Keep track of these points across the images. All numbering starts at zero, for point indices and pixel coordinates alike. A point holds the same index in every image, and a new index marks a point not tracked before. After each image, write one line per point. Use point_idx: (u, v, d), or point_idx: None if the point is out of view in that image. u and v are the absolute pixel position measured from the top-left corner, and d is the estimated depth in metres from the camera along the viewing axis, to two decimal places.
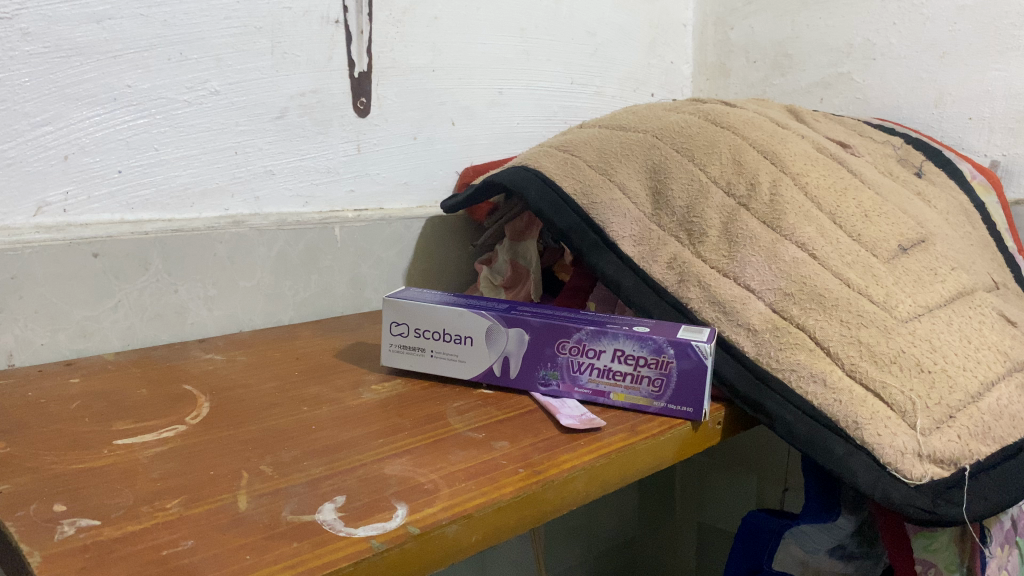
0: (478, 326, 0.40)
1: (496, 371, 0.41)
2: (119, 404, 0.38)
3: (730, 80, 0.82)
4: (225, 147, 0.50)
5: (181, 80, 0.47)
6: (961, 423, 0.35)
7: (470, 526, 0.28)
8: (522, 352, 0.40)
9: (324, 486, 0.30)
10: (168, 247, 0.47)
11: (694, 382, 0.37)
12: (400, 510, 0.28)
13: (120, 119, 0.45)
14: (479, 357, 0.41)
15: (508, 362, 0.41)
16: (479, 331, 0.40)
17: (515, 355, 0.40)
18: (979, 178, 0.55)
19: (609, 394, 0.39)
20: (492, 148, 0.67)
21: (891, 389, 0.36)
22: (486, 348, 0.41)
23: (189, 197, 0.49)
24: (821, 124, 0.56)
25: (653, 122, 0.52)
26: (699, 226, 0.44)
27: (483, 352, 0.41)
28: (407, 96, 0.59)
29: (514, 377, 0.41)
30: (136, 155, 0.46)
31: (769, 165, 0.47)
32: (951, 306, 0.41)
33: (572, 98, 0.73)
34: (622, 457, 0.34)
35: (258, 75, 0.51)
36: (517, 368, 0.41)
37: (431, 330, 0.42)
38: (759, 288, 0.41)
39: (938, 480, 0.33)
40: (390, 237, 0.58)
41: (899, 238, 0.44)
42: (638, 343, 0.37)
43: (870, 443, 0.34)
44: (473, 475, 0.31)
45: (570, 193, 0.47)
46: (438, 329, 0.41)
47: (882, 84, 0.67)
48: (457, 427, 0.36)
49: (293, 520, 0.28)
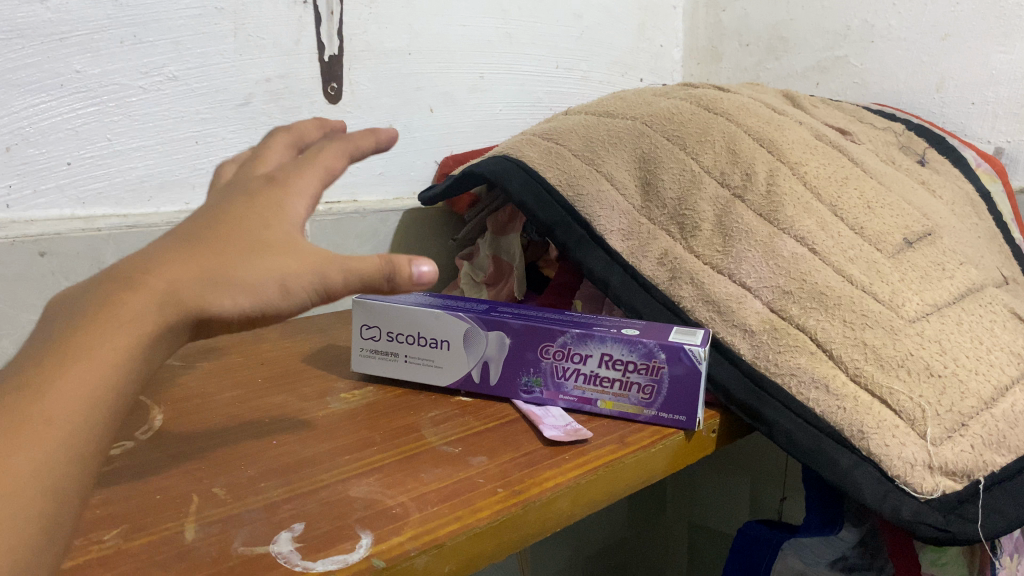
0: (456, 329, 0.38)
1: (474, 377, 0.38)
2: None
3: (722, 65, 0.79)
4: (184, 137, 0.47)
5: (136, 65, 0.44)
6: (973, 432, 0.33)
7: (442, 557, 0.26)
8: (503, 357, 0.37)
9: (282, 512, 0.27)
10: (123, 246, 0.44)
11: (687, 389, 0.34)
12: (365, 539, 0.26)
13: (69, 107, 0.42)
14: (457, 362, 0.38)
15: (488, 367, 0.38)
16: (457, 334, 0.38)
17: (496, 360, 0.38)
18: (984, 166, 0.52)
19: (596, 402, 0.36)
20: (473, 135, 0.64)
21: (899, 396, 0.33)
22: (464, 353, 0.38)
23: (146, 191, 0.46)
24: (819, 109, 0.53)
25: (643, 108, 0.49)
26: (691, 219, 0.42)
27: (461, 358, 0.38)
28: (382, 82, 0.56)
29: (494, 383, 0.38)
30: (87, 146, 0.43)
31: (766, 153, 0.44)
32: (960, 304, 0.39)
33: (558, 84, 0.70)
34: (610, 473, 0.31)
35: (220, 59, 0.47)
36: (498, 375, 0.38)
37: (405, 334, 0.39)
38: (756, 285, 0.38)
39: (950, 494, 0.31)
40: (365, 231, 0.55)
41: (904, 231, 0.42)
42: (627, 347, 0.35)
43: (876, 455, 0.32)
44: (447, 497, 0.29)
45: (554, 184, 0.44)
46: (412, 332, 0.39)
47: (881, 67, 0.65)
48: (431, 440, 0.34)
49: (245, 553, 0.25)
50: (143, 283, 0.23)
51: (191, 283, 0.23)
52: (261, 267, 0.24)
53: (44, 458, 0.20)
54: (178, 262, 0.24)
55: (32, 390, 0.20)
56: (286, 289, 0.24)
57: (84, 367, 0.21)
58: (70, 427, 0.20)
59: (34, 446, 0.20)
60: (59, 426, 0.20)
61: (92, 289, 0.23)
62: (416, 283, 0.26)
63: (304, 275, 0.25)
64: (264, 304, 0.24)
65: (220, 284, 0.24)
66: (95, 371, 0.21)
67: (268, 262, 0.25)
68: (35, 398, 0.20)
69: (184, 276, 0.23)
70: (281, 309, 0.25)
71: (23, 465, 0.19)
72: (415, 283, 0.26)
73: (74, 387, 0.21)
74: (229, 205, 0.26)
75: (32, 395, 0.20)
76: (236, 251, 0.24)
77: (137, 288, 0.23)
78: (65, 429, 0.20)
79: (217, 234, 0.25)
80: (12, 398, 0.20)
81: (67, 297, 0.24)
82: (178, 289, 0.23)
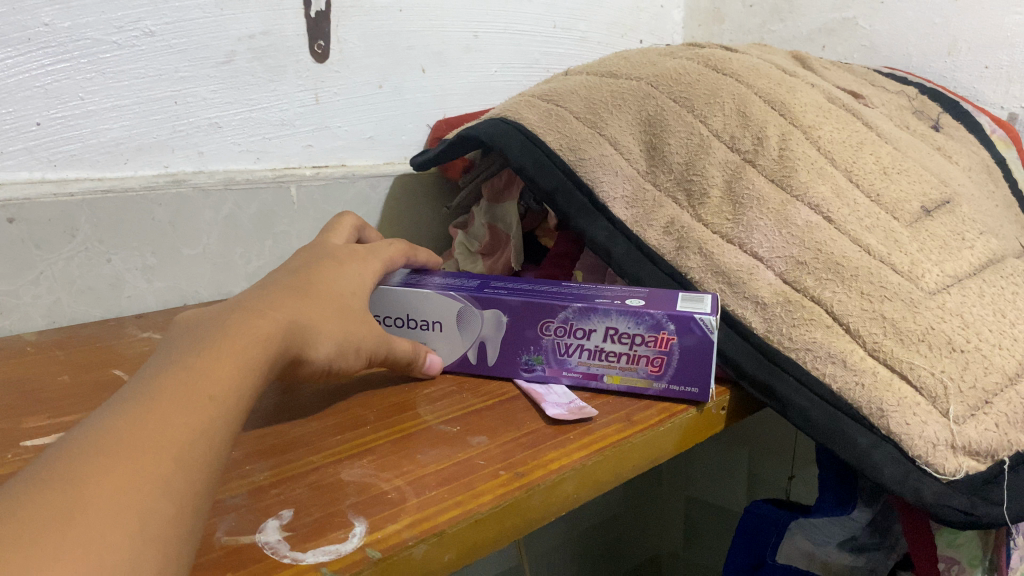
0: (449, 309, 0.36)
1: (471, 358, 0.37)
2: (36, 396, 0.33)
3: (724, 26, 0.77)
4: (163, 97, 0.44)
5: (109, 18, 0.41)
6: (998, 410, 0.31)
7: (441, 545, 0.24)
8: (501, 335, 0.35)
9: (269, 498, 0.26)
10: (98, 212, 0.42)
11: (698, 360, 0.32)
12: (359, 528, 0.24)
13: (37, 63, 0.40)
14: (454, 342, 0.36)
15: (485, 348, 0.36)
16: (450, 315, 0.36)
17: (493, 339, 0.36)
18: (999, 132, 0.50)
19: (602, 377, 0.34)
20: (466, 98, 0.61)
21: (920, 371, 0.32)
22: (459, 333, 0.36)
23: (122, 153, 0.44)
24: (830, 71, 0.51)
25: (648, 68, 0.46)
26: (699, 185, 0.40)
27: (455, 340, 0.36)
28: (372, 40, 0.53)
29: (493, 363, 0.36)
30: (57, 105, 0.41)
31: (778, 117, 0.42)
32: (980, 276, 0.37)
33: (555, 44, 0.68)
34: (618, 453, 0.29)
35: (200, 13, 0.44)
36: (495, 356, 0.36)
37: (394, 317, 0.37)
38: (768, 255, 0.36)
39: (974, 476, 0.30)
40: (355, 198, 0.53)
41: (921, 199, 0.40)
42: (633, 320, 0.33)
43: (896, 434, 0.30)
44: (446, 480, 0.27)
45: (554, 148, 0.42)
46: (402, 316, 0.37)
47: (891, 28, 0.62)
48: (426, 419, 0.32)
49: (229, 544, 0.23)
50: (265, 312, 0.25)
51: (304, 324, 0.26)
52: (349, 331, 0.29)
53: (209, 428, 0.20)
54: (296, 304, 0.27)
55: (189, 371, 0.21)
56: (360, 351, 0.29)
57: (228, 363, 0.22)
58: (225, 407, 0.20)
59: (199, 415, 0.20)
60: (217, 404, 0.20)
61: (217, 311, 0.24)
62: (426, 370, 0.35)
63: (372, 338, 0.30)
64: (343, 359, 0.28)
65: (317, 338, 0.27)
66: (238, 368, 0.22)
67: (354, 330, 0.29)
68: (193, 377, 0.21)
69: (294, 317, 0.26)
70: (348, 368, 0.29)
71: (193, 424, 0.19)
72: (426, 370, 0.35)
73: (224, 376, 0.21)
74: (308, 266, 0.30)
75: (187, 374, 0.21)
76: (331, 308, 0.28)
77: (261, 313, 0.25)
78: (221, 406, 0.20)
79: (312, 289, 0.28)
80: (168, 378, 0.20)
81: (190, 318, 0.25)
82: (296, 324, 0.26)
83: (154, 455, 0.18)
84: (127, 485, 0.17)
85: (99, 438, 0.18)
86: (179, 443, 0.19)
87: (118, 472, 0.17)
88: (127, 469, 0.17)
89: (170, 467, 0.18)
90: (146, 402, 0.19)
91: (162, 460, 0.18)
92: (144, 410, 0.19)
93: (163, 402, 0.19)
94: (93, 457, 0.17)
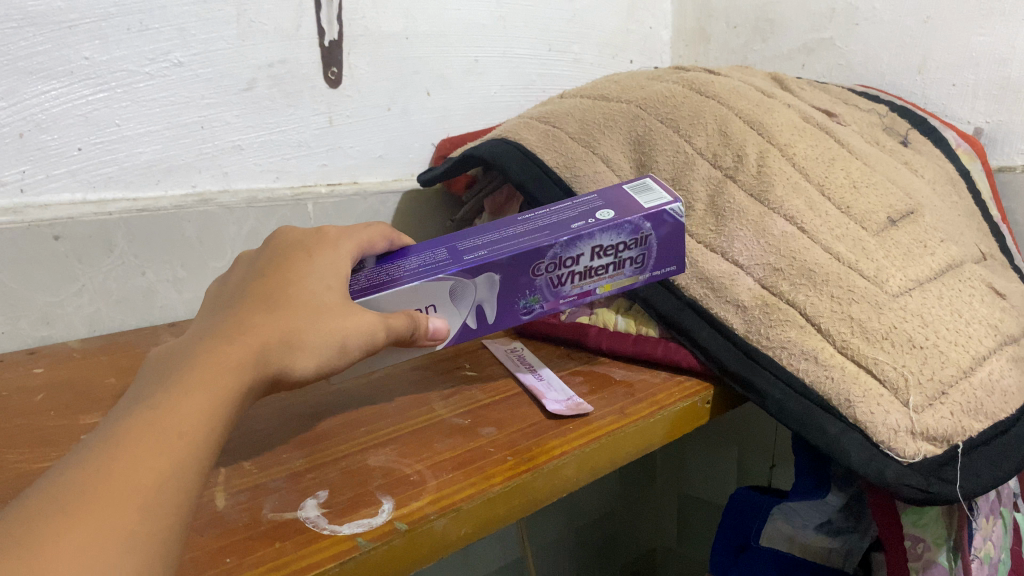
0: (440, 289, 0.34)
1: (471, 322, 0.36)
2: (87, 396, 0.37)
3: (710, 46, 0.81)
4: (191, 122, 0.48)
5: (143, 51, 0.45)
6: (952, 400, 0.35)
7: (459, 520, 0.27)
8: (495, 292, 0.36)
9: (305, 481, 0.29)
10: (134, 229, 0.45)
11: (673, 241, 0.37)
12: (387, 504, 0.27)
13: (79, 94, 0.43)
14: (450, 317, 0.36)
15: (483, 310, 0.36)
16: (442, 293, 0.35)
17: (489, 300, 0.36)
18: (964, 146, 0.54)
19: (595, 290, 0.37)
20: (468, 117, 0.65)
21: (884, 365, 0.35)
22: (455, 306, 0.35)
23: (154, 174, 0.47)
24: (806, 91, 0.55)
25: (637, 92, 0.50)
26: (685, 199, 0.44)
27: (451, 311, 0.36)
28: (380, 66, 0.57)
29: (494, 320, 0.37)
30: (96, 132, 0.44)
31: (756, 135, 0.45)
32: (940, 280, 0.41)
33: (550, 66, 0.72)
34: (612, 440, 0.33)
35: (224, 45, 0.48)
36: (495, 311, 0.36)
37: None
38: (747, 263, 0.40)
39: (931, 458, 0.33)
40: (366, 213, 0.56)
41: (888, 211, 0.43)
42: (614, 232, 0.35)
43: (862, 421, 0.34)
44: (461, 464, 0.30)
45: (552, 166, 0.46)
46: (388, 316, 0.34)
47: (865, 49, 0.66)
48: (441, 413, 0.36)
49: (275, 518, 0.27)
50: (239, 339, 0.25)
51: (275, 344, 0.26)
52: (326, 329, 0.28)
53: (177, 470, 0.20)
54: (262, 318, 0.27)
55: (155, 412, 0.21)
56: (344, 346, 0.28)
57: (200, 398, 0.22)
58: (194, 445, 0.21)
59: (167, 461, 0.20)
60: (184, 442, 0.21)
61: (187, 346, 0.25)
62: (433, 336, 0.34)
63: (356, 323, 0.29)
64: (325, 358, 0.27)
65: (296, 350, 0.27)
66: (210, 399, 0.22)
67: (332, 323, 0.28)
68: (162, 417, 0.21)
69: (274, 337, 0.26)
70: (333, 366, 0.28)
71: (158, 467, 0.20)
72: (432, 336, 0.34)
73: (193, 411, 0.22)
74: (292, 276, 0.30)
75: (156, 415, 0.21)
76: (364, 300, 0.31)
77: (235, 342, 0.25)
78: (190, 444, 0.21)
79: (287, 298, 0.28)
80: (138, 420, 0.21)
81: (162, 355, 0.25)
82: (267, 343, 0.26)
83: (118, 509, 0.19)
84: (87, 542, 0.18)
85: (65, 492, 0.19)
86: (145, 491, 0.19)
87: (77, 532, 0.18)
88: (91, 523, 0.18)
89: (135, 518, 0.19)
90: (110, 450, 0.20)
91: (126, 512, 0.19)
92: (112, 460, 0.20)
93: (130, 449, 0.20)
94: (55, 517, 0.18)
